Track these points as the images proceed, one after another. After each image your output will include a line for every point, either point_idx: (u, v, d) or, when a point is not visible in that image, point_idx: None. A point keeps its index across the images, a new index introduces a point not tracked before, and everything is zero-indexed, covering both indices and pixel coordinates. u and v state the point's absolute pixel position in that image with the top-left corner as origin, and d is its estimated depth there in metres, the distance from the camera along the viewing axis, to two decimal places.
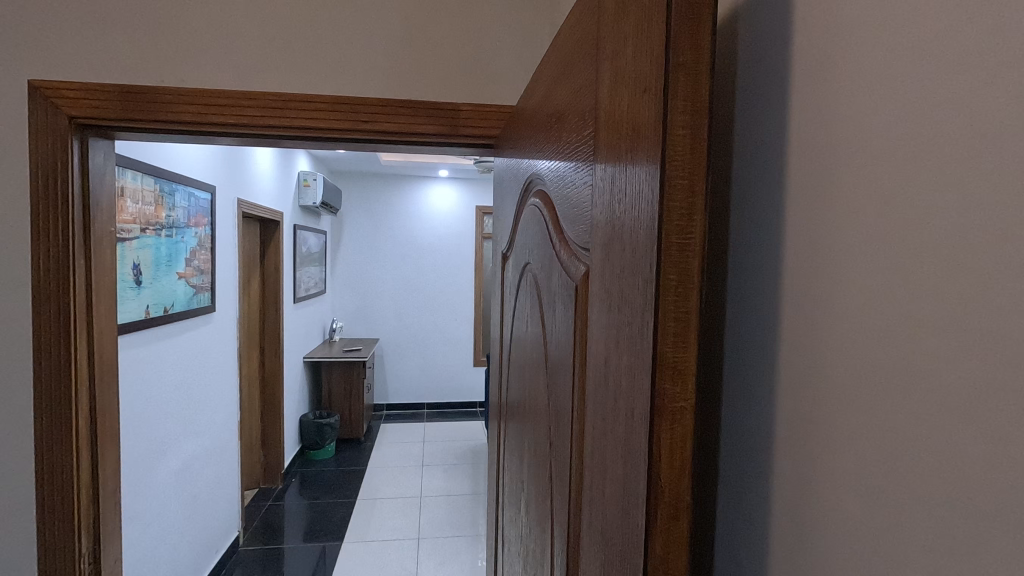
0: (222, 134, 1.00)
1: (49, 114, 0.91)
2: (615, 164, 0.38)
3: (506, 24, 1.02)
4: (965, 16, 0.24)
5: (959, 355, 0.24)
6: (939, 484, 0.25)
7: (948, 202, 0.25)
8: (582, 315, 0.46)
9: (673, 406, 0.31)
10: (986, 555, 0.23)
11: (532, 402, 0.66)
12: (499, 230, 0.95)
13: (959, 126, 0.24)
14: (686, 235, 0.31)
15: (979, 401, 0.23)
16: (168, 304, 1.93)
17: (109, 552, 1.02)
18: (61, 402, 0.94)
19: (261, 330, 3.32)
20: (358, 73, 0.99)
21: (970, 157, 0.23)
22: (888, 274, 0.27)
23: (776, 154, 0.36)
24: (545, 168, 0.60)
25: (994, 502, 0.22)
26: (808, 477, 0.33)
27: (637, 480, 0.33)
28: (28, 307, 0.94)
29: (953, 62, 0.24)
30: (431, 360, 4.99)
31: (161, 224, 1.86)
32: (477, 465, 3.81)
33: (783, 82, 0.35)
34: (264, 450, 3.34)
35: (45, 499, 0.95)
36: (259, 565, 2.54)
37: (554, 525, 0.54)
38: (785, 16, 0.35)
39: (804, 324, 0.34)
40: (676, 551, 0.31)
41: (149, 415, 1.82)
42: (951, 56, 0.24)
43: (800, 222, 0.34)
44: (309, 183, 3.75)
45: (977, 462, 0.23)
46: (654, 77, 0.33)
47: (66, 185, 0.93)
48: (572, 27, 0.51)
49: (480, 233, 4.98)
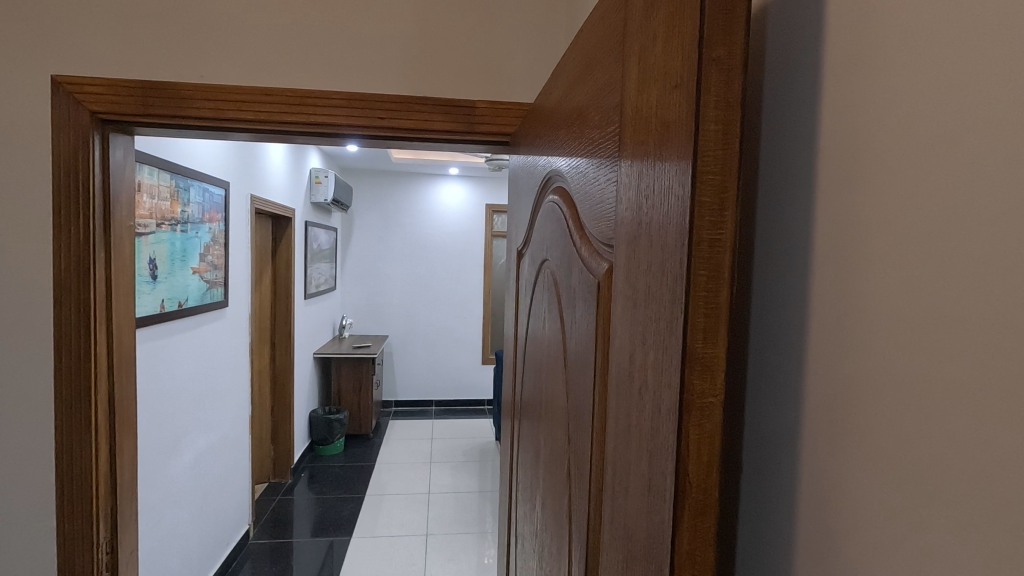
0: (241, 131, 1.01)
1: (71, 109, 0.92)
2: (642, 161, 0.38)
3: (524, 22, 1.02)
4: (983, 22, 0.24)
5: (977, 355, 0.25)
6: (956, 483, 0.25)
7: (969, 206, 0.25)
8: (604, 312, 0.46)
9: (702, 401, 0.31)
10: (1002, 552, 0.23)
11: (549, 402, 0.66)
12: (515, 226, 0.95)
13: (980, 131, 0.24)
14: (718, 230, 0.31)
15: (995, 400, 0.24)
16: (183, 299, 1.95)
17: (126, 543, 1.03)
18: (81, 392, 0.95)
19: (272, 326, 3.34)
20: (375, 71, 0.99)
21: (992, 161, 0.24)
22: (910, 276, 0.28)
23: (805, 150, 0.36)
24: (565, 166, 0.60)
25: (1012, 502, 0.23)
26: (835, 475, 0.33)
27: (663, 475, 0.33)
28: (50, 299, 0.95)
29: (972, 69, 0.25)
30: (440, 358, 5.01)
31: (176, 219, 1.88)
32: (484, 463, 3.82)
33: (815, 77, 0.35)
34: (274, 445, 3.37)
35: (63, 488, 0.96)
36: (268, 558, 2.56)
37: (572, 523, 0.54)
38: (815, 17, 0.35)
39: (835, 321, 0.33)
40: (703, 546, 0.31)
41: (162, 407, 1.85)
42: (972, 63, 0.25)
43: (831, 218, 0.34)
44: (321, 179, 3.78)
45: (993, 458, 0.24)
46: (686, 72, 0.33)
47: (87, 180, 0.94)
48: (596, 23, 0.51)
49: (490, 232, 4.99)
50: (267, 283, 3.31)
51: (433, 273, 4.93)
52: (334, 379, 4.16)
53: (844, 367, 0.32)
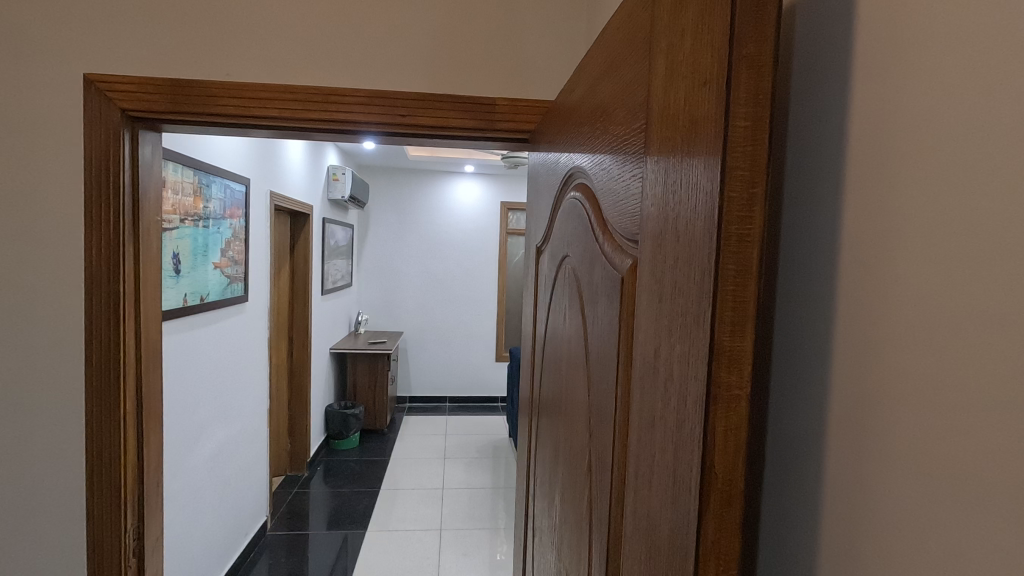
0: (266, 128, 1.03)
1: (102, 106, 0.95)
2: (669, 158, 0.39)
3: (544, 20, 1.02)
4: (1007, 27, 0.25)
5: (997, 355, 0.25)
6: (976, 482, 0.26)
7: (989, 211, 0.26)
8: (628, 307, 0.47)
9: (729, 394, 0.32)
10: None
11: (569, 398, 0.66)
12: (534, 222, 0.95)
13: (1004, 133, 0.25)
14: (747, 225, 0.31)
15: (1013, 396, 0.24)
16: (204, 293, 1.99)
17: (152, 529, 1.06)
18: (110, 384, 0.98)
19: (290, 321, 3.39)
20: (396, 70, 1.00)
21: (1014, 167, 0.24)
22: (933, 275, 0.28)
23: (833, 147, 0.36)
24: (587, 163, 0.61)
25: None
26: (862, 472, 0.33)
27: (689, 466, 0.34)
28: (81, 293, 0.98)
29: (996, 74, 0.25)
30: (454, 354, 5.04)
31: (199, 215, 1.92)
32: (497, 460, 3.84)
33: (844, 74, 0.35)
34: (291, 439, 3.42)
35: (93, 474, 0.99)
36: (285, 549, 2.61)
37: (593, 518, 0.55)
38: (846, 16, 0.35)
39: (863, 318, 0.33)
40: (728, 536, 0.32)
41: (185, 399, 1.90)
42: (997, 68, 0.25)
43: (858, 216, 0.34)
44: (338, 177, 3.81)
45: (1010, 453, 0.25)
46: (716, 69, 0.33)
47: (117, 176, 0.96)
48: (622, 20, 0.51)
49: (505, 228, 5.00)
50: (285, 279, 3.35)
51: (449, 271, 4.96)
52: (350, 374, 4.20)
53: (872, 364, 0.32)
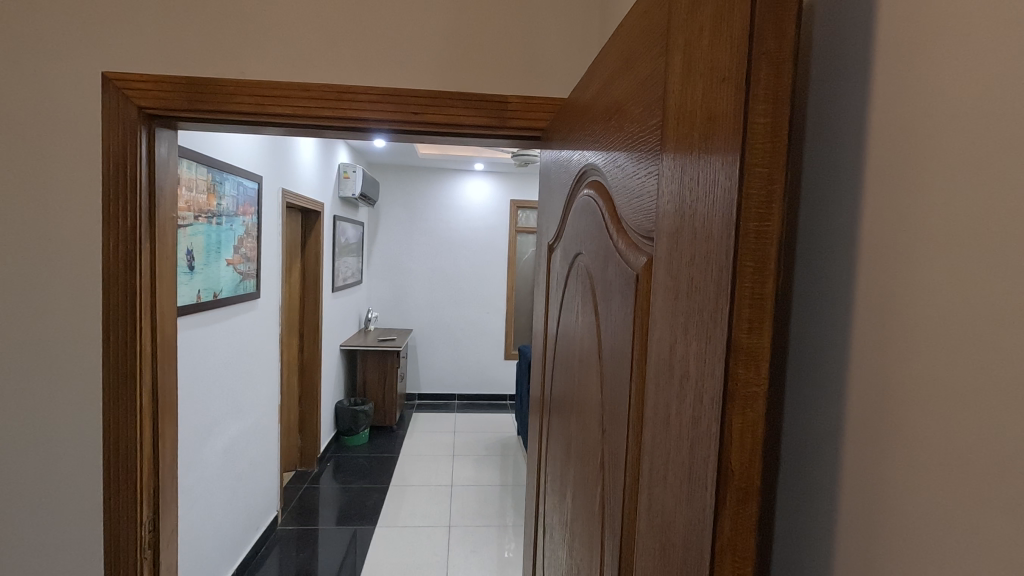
0: (280, 126, 1.04)
1: (120, 104, 0.96)
2: (686, 154, 0.39)
3: (556, 17, 1.02)
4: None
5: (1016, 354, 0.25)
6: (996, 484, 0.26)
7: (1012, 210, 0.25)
8: (642, 305, 0.47)
9: (746, 390, 0.32)
10: None
11: (581, 396, 0.66)
12: (545, 220, 0.96)
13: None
14: (765, 222, 0.31)
15: None
16: (217, 290, 2.01)
17: (166, 522, 1.08)
18: (125, 377, 0.99)
19: (301, 318, 3.42)
20: (408, 67, 1.01)
21: None
22: (951, 275, 0.28)
23: (853, 142, 0.36)
24: (601, 160, 0.61)
25: None
26: (879, 471, 0.33)
27: (705, 461, 0.34)
28: (98, 289, 0.99)
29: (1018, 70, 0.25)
30: (463, 352, 5.05)
31: (212, 212, 1.94)
32: (506, 458, 3.85)
33: (864, 71, 0.35)
34: (302, 435, 3.45)
35: (110, 467, 1.00)
36: (296, 544, 2.64)
37: (605, 515, 0.55)
38: (867, 13, 0.35)
39: (881, 319, 0.33)
40: (743, 534, 0.32)
41: (197, 395, 1.92)
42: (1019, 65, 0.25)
43: (877, 215, 0.34)
44: (349, 174, 3.82)
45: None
46: (735, 65, 0.33)
47: (134, 172, 0.97)
48: (638, 18, 0.51)
49: (514, 226, 5.01)
50: (296, 276, 3.38)
51: (458, 269, 4.97)
52: (360, 372, 4.23)
53: (888, 362, 0.32)
